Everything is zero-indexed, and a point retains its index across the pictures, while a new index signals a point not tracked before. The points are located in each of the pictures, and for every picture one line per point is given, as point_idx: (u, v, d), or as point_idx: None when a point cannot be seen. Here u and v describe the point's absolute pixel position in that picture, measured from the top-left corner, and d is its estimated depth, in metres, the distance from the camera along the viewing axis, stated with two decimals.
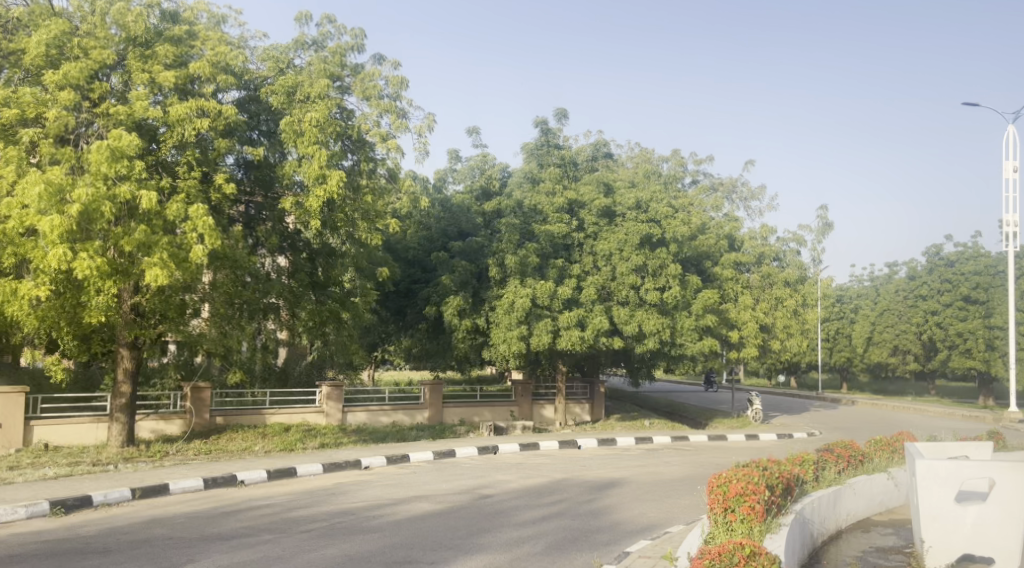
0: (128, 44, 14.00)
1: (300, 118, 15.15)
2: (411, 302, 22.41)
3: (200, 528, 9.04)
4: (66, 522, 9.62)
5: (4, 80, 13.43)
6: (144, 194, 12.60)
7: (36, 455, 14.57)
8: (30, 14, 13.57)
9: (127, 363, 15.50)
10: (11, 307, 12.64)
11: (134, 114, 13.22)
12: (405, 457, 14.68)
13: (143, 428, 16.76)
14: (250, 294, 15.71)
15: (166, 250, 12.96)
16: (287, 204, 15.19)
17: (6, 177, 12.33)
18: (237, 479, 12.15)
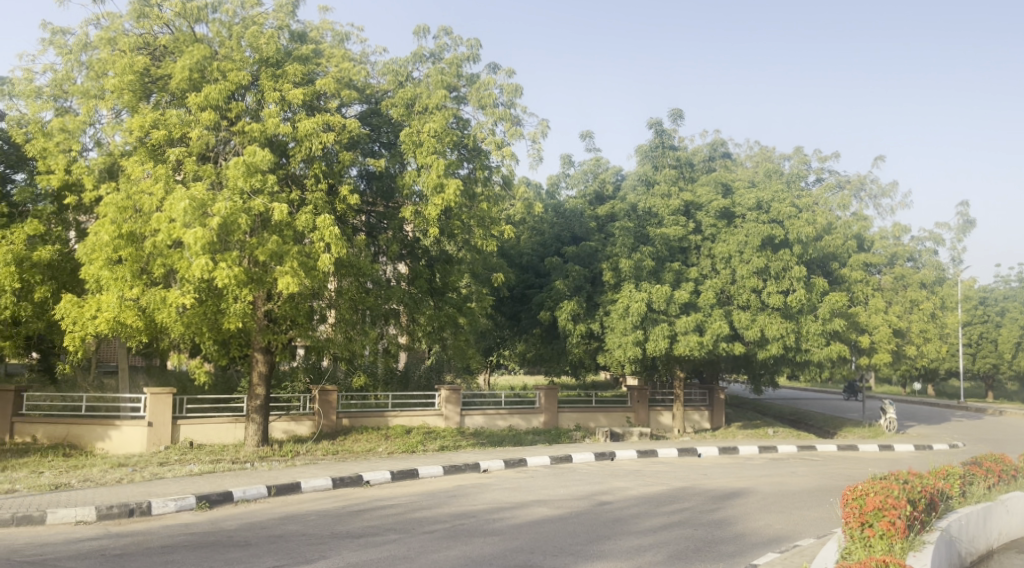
0: (261, 65, 14.72)
1: (419, 129, 15.64)
2: (526, 307, 22.56)
3: (331, 526, 9.43)
4: (211, 516, 10.22)
5: (152, 102, 14.45)
6: (276, 207, 13.29)
7: (182, 452, 15.59)
8: (174, 42, 14.49)
9: (261, 367, 16.30)
10: (160, 315, 13.53)
11: (267, 130, 14.00)
12: (523, 461, 14.82)
13: (276, 429, 17.64)
14: (373, 301, 16.23)
15: (296, 258, 13.59)
16: (407, 213, 15.61)
17: (156, 194, 13.30)
18: (363, 479, 12.59)
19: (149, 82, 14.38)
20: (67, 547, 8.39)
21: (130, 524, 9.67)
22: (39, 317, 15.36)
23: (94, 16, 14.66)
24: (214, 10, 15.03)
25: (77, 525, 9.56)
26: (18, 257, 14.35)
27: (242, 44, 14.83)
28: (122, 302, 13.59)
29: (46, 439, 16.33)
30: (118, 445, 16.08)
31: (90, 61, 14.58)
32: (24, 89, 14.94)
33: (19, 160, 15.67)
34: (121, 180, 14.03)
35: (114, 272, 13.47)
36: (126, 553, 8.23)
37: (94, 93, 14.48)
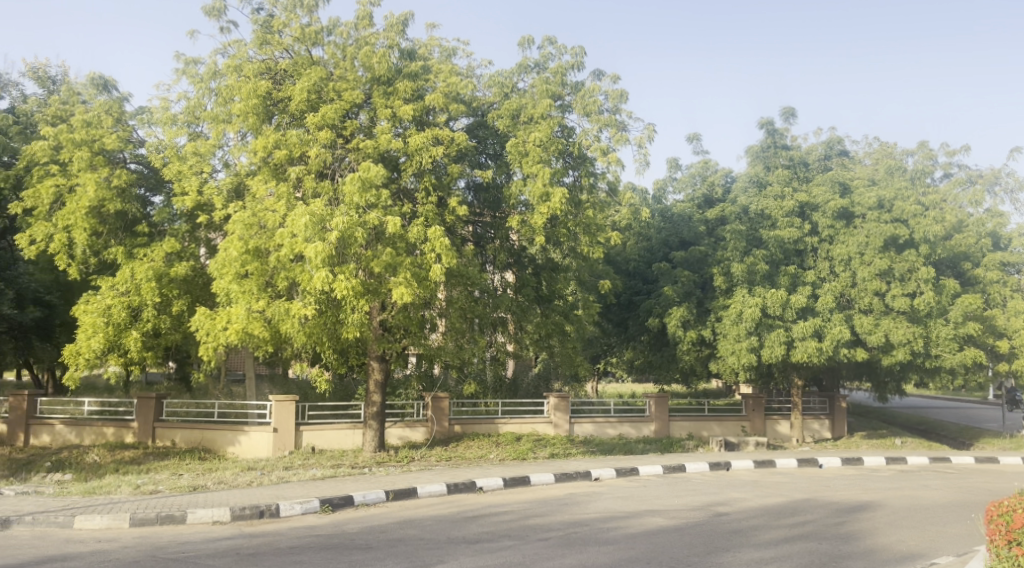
0: (373, 83, 15.32)
1: (525, 139, 15.80)
2: (633, 314, 22.36)
3: (448, 531, 9.69)
4: (334, 518, 10.67)
5: (274, 124, 15.21)
6: (389, 220, 13.74)
7: (305, 457, 16.29)
8: (293, 65, 15.26)
9: (377, 375, 16.81)
10: (284, 326, 14.21)
11: (380, 146, 14.47)
12: (635, 470, 14.74)
13: (392, 435, 18.27)
14: (483, 309, 16.53)
15: (409, 269, 14.01)
16: (514, 223, 15.82)
17: (279, 211, 14.09)
18: (476, 486, 12.83)
19: (271, 105, 15.08)
20: (205, 545, 8.94)
21: (260, 525, 10.20)
22: (176, 330, 16.35)
23: (221, 45, 15.59)
24: (329, 33, 15.72)
25: (214, 525, 10.16)
26: (157, 273, 15.44)
27: (355, 63, 15.45)
28: (250, 314, 14.27)
29: (183, 443, 17.63)
30: (247, 450, 17.05)
31: (218, 87, 15.51)
32: (161, 117, 16.04)
33: (157, 183, 16.81)
34: (248, 199, 14.89)
35: (243, 285, 14.29)
36: (258, 552, 8.70)
37: (223, 118, 15.40)
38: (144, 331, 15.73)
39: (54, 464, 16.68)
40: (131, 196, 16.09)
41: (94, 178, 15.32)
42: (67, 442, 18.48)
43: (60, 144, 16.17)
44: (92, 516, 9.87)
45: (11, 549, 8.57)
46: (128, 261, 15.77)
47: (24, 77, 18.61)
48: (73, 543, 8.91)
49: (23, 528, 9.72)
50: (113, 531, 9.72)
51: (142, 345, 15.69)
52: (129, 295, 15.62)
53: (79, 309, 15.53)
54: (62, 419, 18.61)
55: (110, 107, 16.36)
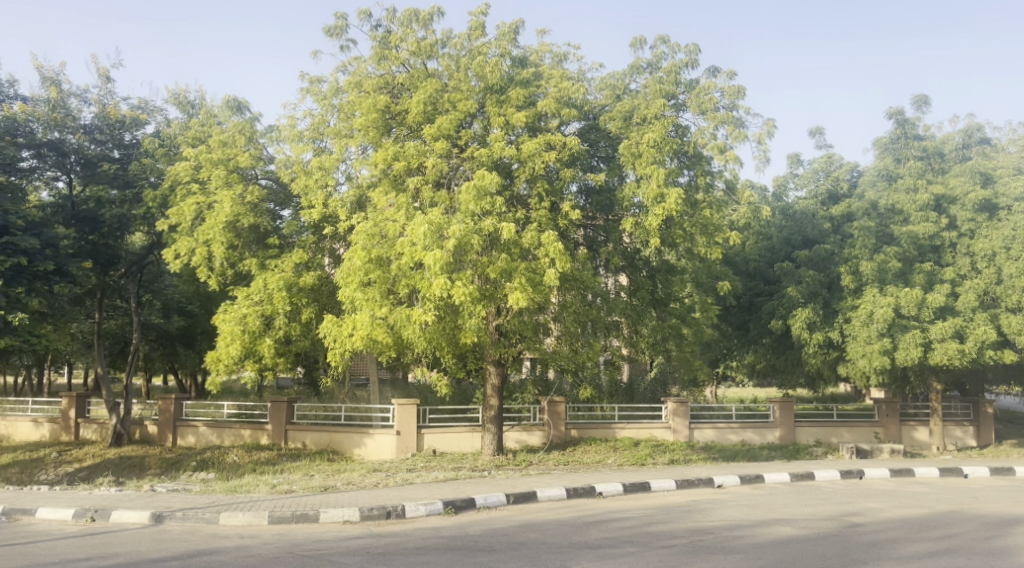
0: (486, 92, 15.56)
1: (638, 140, 15.65)
2: (754, 317, 21.76)
3: (570, 536, 9.74)
4: (458, 520, 10.91)
5: (393, 136, 15.73)
6: (503, 227, 13.96)
7: (427, 460, 16.71)
8: (410, 79, 15.70)
9: (494, 380, 17.01)
10: (405, 331, 14.63)
11: (493, 154, 14.74)
12: (760, 477, 14.36)
13: (510, 439, 18.47)
14: (598, 313, 16.50)
15: (524, 274, 14.19)
16: (628, 225, 15.71)
17: (398, 220, 14.58)
18: (596, 490, 12.82)
19: (389, 118, 15.62)
20: (337, 544, 9.33)
21: (388, 525, 10.55)
22: (305, 337, 17.13)
23: (343, 63, 16.25)
24: (444, 46, 16.11)
25: (344, 524, 10.59)
26: (287, 283, 16.25)
27: (469, 73, 15.76)
28: (374, 320, 14.74)
29: (313, 445, 18.40)
30: (372, 452, 17.61)
31: (341, 104, 16.21)
32: (288, 134, 16.87)
33: (286, 198, 17.65)
34: (369, 210, 15.46)
35: (366, 293, 14.83)
36: (387, 552, 9.00)
37: (344, 133, 16.02)
38: (276, 338, 16.51)
39: (199, 464, 17.81)
40: (263, 211, 16.98)
41: (230, 195, 16.28)
42: (209, 443, 19.65)
43: (199, 164, 17.26)
44: (234, 514, 10.47)
45: (165, 542, 9.21)
46: (261, 272, 16.66)
47: (167, 103, 19.95)
48: (218, 538, 9.48)
49: (174, 523, 10.41)
50: (254, 528, 10.28)
51: (274, 352, 16.52)
52: (263, 304, 16.49)
53: (218, 318, 16.48)
54: (205, 421, 19.80)
55: (243, 127, 17.31)
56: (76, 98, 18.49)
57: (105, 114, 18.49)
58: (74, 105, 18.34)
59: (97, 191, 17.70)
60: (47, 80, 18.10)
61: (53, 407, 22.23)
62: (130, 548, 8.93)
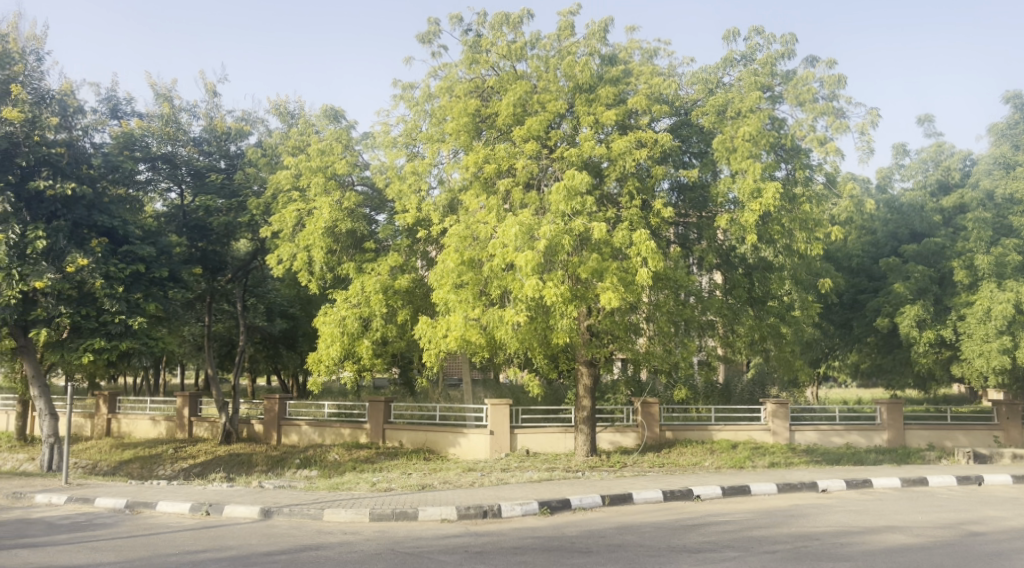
0: (575, 92, 15.52)
1: (733, 134, 15.29)
2: (858, 314, 21.00)
3: (668, 539, 9.64)
4: (554, 521, 10.95)
5: (484, 139, 15.94)
6: (593, 226, 13.92)
7: (521, 460, 16.80)
8: (500, 82, 15.83)
9: (586, 380, 16.96)
10: (498, 332, 14.77)
11: (583, 154, 14.72)
12: (868, 482, 13.86)
13: (604, 440, 18.43)
14: (692, 312, 16.26)
15: (616, 274, 14.13)
16: (723, 222, 15.39)
17: (490, 222, 14.76)
18: (693, 493, 12.64)
19: (480, 121, 15.80)
20: (437, 542, 9.50)
21: (485, 524, 10.68)
22: (401, 338, 17.58)
23: (433, 69, 16.53)
24: (534, 47, 16.17)
25: (442, 523, 10.77)
26: (384, 286, 16.66)
27: (559, 73, 15.78)
28: (467, 322, 14.94)
29: (410, 444, 18.78)
30: (467, 452, 17.83)
31: (432, 109, 16.54)
32: (383, 141, 17.28)
33: (381, 203, 18.03)
34: (462, 212, 15.66)
35: (460, 295, 15.02)
36: (485, 550, 9.11)
37: (437, 137, 16.36)
38: (374, 339, 17.01)
39: (303, 461, 18.45)
40: (359, 216, 17.45)
41: (328, 202, 16.81)
42: (311, 441, 20.29)
43: (299, 172, 17.88)
44: (337, 511, 10.81)
45: (274, 537, 9.58)
46: (359, 275, 17.11)
47: (269, 114, 20.70)
48: (323, 534, 9.81)
49: (282, 518, 10.82)
50: (356, 524, 10.58)
51: (372, 353, 17.01)
52: (360, 306, 16.96)
53: (319, 320, 17.08)
54: (307, 420, 20.46)
55: (340, 135, 17.80)
56: (186, 112, 19.40)
57: (213, 127, 19.32)
58: (185, 120, 19.26)
59: (206, 201, 18.56)
60: (160, 97, 19.06)
61: (167, 406, 23.40)
62: (241, 541, 9.33)
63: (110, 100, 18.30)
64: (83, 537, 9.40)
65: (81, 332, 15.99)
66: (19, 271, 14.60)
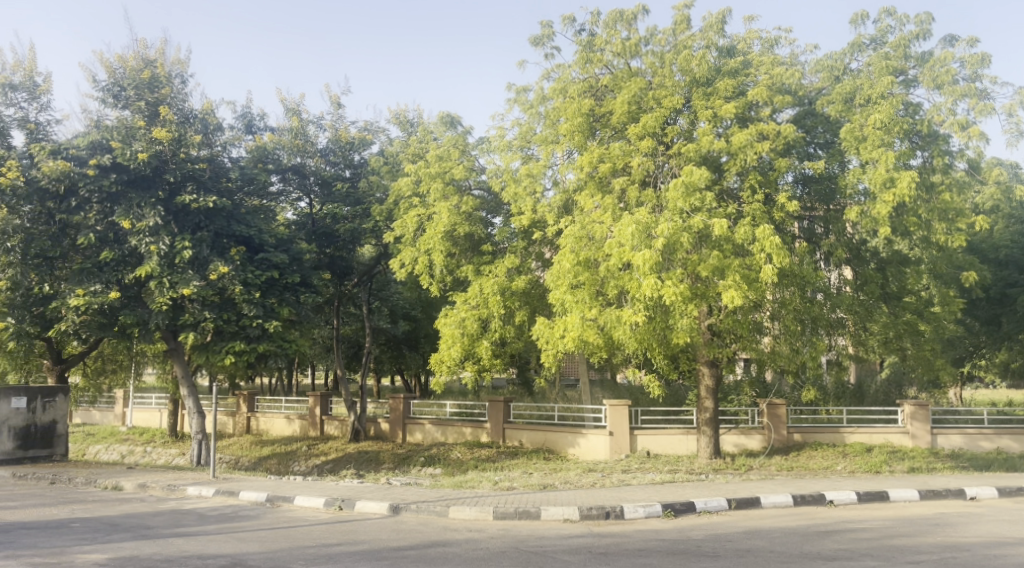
0: (692, 86, 15.27)
1: (863, 123, 14.62)
2: (1008, 309, 19.58)
3: (800, 545, 9.31)
4: (678, 523, 10.78)
5: (598, 138, 15.88)
6: (714, 223, 13.58)
7: (642, 461, 16.60)
8: (614, 79, 15.75)
9: (709, 381, 16.58)
10: (616, 332, 14.67)
11: (701, 149, 14.39)
12: (1021, 490, 12.91)
13: (727, 442, 18.01)
14: (819, 310, 15.61)
15: (738, 271, 13.76)
16: (852, 215, 14.71)
17: (605, 221, 14.67)
18: (826, 499, 12.14)
19: (594, 120, 15.75)
20: (560, 541, 9.55)
21: (608, 525, 10.65)
22: (519, 338, 17.81)
23: (547, 70, 16.63)
24: (648, 43, 15.98)
25: (565, 523, 10.81)
26: (501, 288, 16.88)
27: (674, 68, 15.50)
28: (584, 322, 14.98)
29: (529, 443, 18.92)
30: (587, 452, 17.79)
31: (547, 111, 16.63)
32: (498, 145, 17.53)
33: (497, 206, 18.27)
34: (577, 213, 15.66)
35: (577, 295, 15.07)
36: (609, 552, 9.08)
37: (551, 139, 16.44)
38: (493, 340, 17.36)
39: (427, 459, 18.91)
40: (477, 219, 17.69)
41: (447, 207, 17.19)
42: (436, 440, 20.76)
43: (419, 179, 18.32)
44: (462, 508, 11.04)
45: (403, 533, 9.88)
46: (477, 277, 17.45)
47: (390, 123, 21.34)
48: (449, 531, 10.04)
49: (409, 515, 11.14)
50: (480, 522, 10.77)
51: (491, 353, 17.43)
52: (479, 308, 17.27)
53: (441, 322, 17.63)
54: (431, 419, 20.96)
55: (457, 141, 18.19)
56: (314, 125, 20.24)
57: (338, 138, 20.04)
58: (313, 132, 20.11)
59: (333, 209, 19.34)
60: (290, 111, 19.99)
61: (301, 404, 24.49)
62: (372, 536, 9.68)
63: (245, 116, 19.36)
64: (230, 528, 9.99)
65: (223, 334, 16.97)
66: (169, 279, 15.68)
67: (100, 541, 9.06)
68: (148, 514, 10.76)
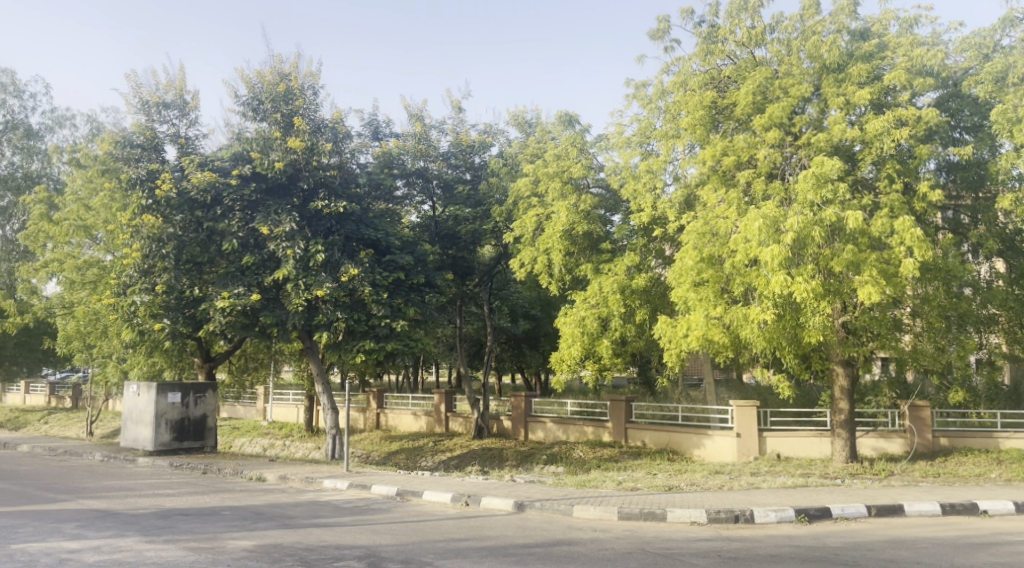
0: (822, 73, 14.59)
1: (1016, 103, 13.58)
2: None
3: (950, 557, 8.69)
4: (813, 529, 10.28)
5: (722, 131, 15.40)
6: (848, 216, 12.82)
7: (772, 464, 15.99)
8: (737, 70, 15.27)
9: (844, 381, 15.81)
10: (743, 331, 14.16)
11: (833, 138, 13.71)
12: None
13: (865, 446, 17.09)
14: (967, 305, 14.60)
15: (876, 266, 13.06)
16: (1005, 203, 13.71)
17: (730, 217, 14.16)
18: (978, 508, 11.32)
19: (716, 113, 15.31)
20: (689, 544, 9.28)
21: (737, 529, 10.27)
22: (640, 337, 17.54)
23: (667, 64, 16.31)
24: (774, 31, 15.40)
25: (693, 525, 10.51)
26: (622, 286, 16.65)
27: (802, 55, 14.93)
28: (709, 320, 14.57)
29: (652, 444, 18.56)
30: (712, 454, 17.28)
31: (667, 105, 16.29)
32: (617, 142, 17.30)
33: (616, 203, 18.02)
34: (700, 209, 15.22)
35: (700, 293, 14.71)
36: (741, 556, 8.74)
37: (671, 133, 16.07)
38: (614, 339, 17.14)
39: (549, 457, 18.88)
40: (595, 218, 17.55)
41: (566, 206, 17.11)
42: (557, 438, 20.70)
43: (538, 178, 18.30)
44: (587, 507, 10.91)
45: (529, 530, 9.84)
46: (597, 276, 17.28)
47: (509, 125, 21.45)
48: (575, 530, 9.92)
49: (534, 512, 11.10)
50: (605, 522, 10.61)
51: (612, 352, 17.21)
52: (599, 307, 17.10)
53: (561, 321, 17.58)
54: (552, 418, 20.93)
55: (575, 139, 18.04)
56: (436, 129, 20.57)
57: (459, 141, 20.25)
58: (435, 136, 20.44)
59: (455, 211, 19.62)
60: (413, 117, 20.39)
61: (426, 402, 24.94)
62: (499, 532, 9.69)
63: (371, 124, 19.88)
64: (363, 519, 10.23)
65: (354, 334, 17.46)
66: (303, 281, 16.32)
67: (246, 529, 9.45)
68: (289, 505, 11.16)
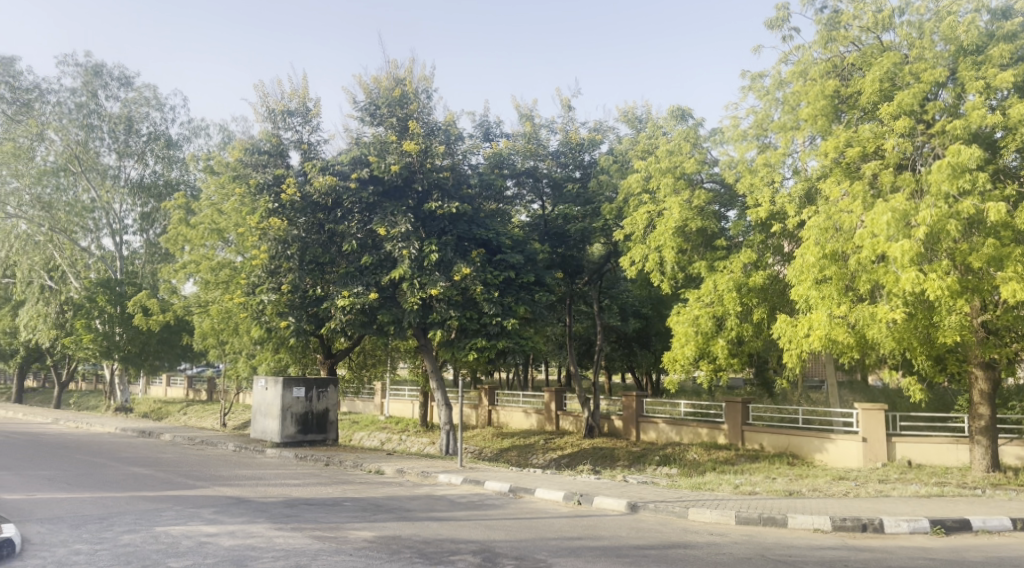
0: (958, 56, 13.65)
1: None
2: None
3: None
4: (950, 542, 9.60)
5: (846, 121, 14.66)
6: (988, 208, 11.89)
7: (902, 471, 15.11)
8: (862, 57, 14.48)
9: (983, 386, 14.73)
10: (870, 331, 13.41)
11: (971, 124, 12.65)
12: None
13: (1008, 454, 15.83)
14: None
15: (1020, 262, 12.10)
16: None
17: (855, 211, 13.39)
18: None
19: (839, 103, 14.60)
20: (813, 552, 8.81)
21: (865, 538, 9.70)
22: (758, 336, 16.94)
23: (786, 53, 15.68)
24: (903, 14, 14.55)
25: (816, 533, 10.01)
26: (738, 284, 16.13)
27: (935, 39, 14.00)
28: (832, 320, 13.80)
29: (771, 447, 17.88)
30: (836, 459, 16.49)
31: (785, 96, 15.67)
32: (732, 135, 16.77)
33: (731, 199, 17.47)
34: (822, 203, 14.51)
35: (822, 291, 14.03)
36: None
37: (791, 125, 15.46)
38: (729, 338, 16.60)
39: (663, 458, 18.52)
40: (709, 214, 17.06)
41: (678, 202, 16.69)
42: (670, 439, 20.26)
43: (649, 174, 17.94)
44: (703, 510, 10.56)
45: (643, 531, 9.59)
46: (711, 274, 16.79)
47: (619, 121, 21.16)
48: (691, 533, 9.60)
49: (647, 514, 10.83)
50: (722, 526, 10.24)
51: (728, 352, 16.70)
52: (714, 305, 16.63)
53: (674, 320, 17.17)
54: (664, 418, 20.51)
55: (688, 134, 17.54)
56: (546, 128, 20.50)
57: (568, 140, 20.15)
58: (545, 135, 20.39)
59: (564, 210, 19.51)
60: (523, 117, 20.40)
61: (537, 400, 24.94)
62: (613, 532, 9.49)
63: (482, 124, 20.01)
64: (477, 515, 10.23)
65: (467, 332, 17.64)
66: (418, 281, 16.56)
67: (366, 520, 9.61)
68: (405, 498, 11.29)
